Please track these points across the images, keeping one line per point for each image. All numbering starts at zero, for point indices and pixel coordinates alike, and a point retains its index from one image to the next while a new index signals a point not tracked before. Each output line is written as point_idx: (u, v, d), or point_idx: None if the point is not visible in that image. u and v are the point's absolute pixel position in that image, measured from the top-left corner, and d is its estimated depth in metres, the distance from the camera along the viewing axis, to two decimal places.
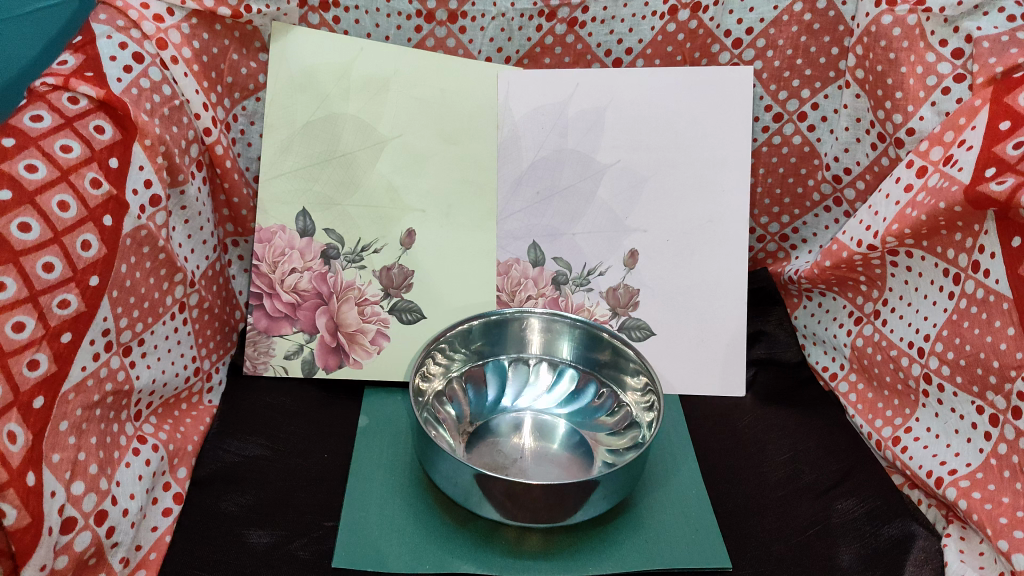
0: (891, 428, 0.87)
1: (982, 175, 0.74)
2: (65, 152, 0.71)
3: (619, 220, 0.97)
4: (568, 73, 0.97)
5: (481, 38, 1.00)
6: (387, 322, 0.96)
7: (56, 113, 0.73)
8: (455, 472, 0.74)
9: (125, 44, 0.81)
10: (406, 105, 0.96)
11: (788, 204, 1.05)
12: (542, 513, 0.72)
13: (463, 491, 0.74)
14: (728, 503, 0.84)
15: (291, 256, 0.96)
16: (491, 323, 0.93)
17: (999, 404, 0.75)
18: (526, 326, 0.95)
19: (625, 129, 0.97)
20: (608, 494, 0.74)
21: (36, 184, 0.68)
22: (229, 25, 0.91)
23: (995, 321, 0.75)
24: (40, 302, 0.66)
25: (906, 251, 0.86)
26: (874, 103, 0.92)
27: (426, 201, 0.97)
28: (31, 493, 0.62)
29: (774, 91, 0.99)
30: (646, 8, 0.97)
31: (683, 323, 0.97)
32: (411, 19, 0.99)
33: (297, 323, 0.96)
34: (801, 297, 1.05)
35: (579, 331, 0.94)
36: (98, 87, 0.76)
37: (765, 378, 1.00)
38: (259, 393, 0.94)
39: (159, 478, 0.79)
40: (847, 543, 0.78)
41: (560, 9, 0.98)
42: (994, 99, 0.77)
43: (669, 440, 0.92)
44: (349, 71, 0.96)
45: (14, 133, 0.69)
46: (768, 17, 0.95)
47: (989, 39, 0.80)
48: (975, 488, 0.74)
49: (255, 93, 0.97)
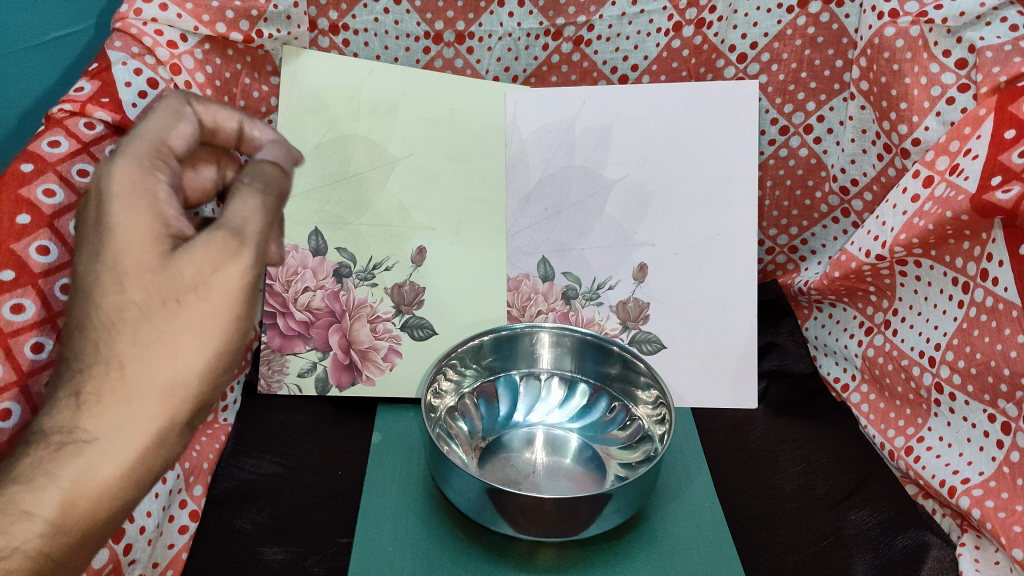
0: (903, 438, 0.87)
1: (988, 184, 0.74)
2: (82, 176, 0.73)
3: (628, 234, 0.98)
4: (574, 90, 0.99)
5: (488, 58, 1.02)
6: (399, 338, 0.97)
7: (72, 139, 0.74)
8: (467, 488, 0.74)
9: (140, 70, 0.83)
10: (415, 124, 0.98)
11: (796, 215, 1.06)
12: (556, 528, 0.72)
13: (476, 507, 0.75)
14: (741, 514, 0.84)
15: (304, 275, 0.97)
16: (501, 340, 0.94)
17: (1011, 412, 0.74)
18: (536, 341, 0.95)
19: (633, 145, 0.98)
20: (620, 507, 0.74)
21: (54, 209, 0.70)
22: (241, 50, 0.93)
23: (1005, 328, 0.75)
24: (59, 322, 0.67)
25: (915, 260, 0.86)
26: (880, 115, 0.93)
27: (436, 219, 0.98)
28: None
29: (780, 104, 1.00)
30: (650, 25, 0.98)
31: (694, 336, 0.97)
32: (419, 41, 1.00)
33: (310, 341, 0.97)
34: (812, 308, 1.05)
35: (589, 345, 0.94)
36: (114, 112, 0.78)
37: (777, 389, 1.00)
38: (273, 411, 0.95)
39: (176, 496, 0.80)
40: (861, 554, 0.77)
41: (566, 28, 0.99)
42: (998, 108, 0.77)
43: (681, 452, 0.92)
44: (359, 92, 0.98)
45: (31, 158, 0.71)
46: (772, 32, 0.96)
47: (993, 48, 0.80)
48: (988, 496, 0.74)
49: (267, 116, 0.99)
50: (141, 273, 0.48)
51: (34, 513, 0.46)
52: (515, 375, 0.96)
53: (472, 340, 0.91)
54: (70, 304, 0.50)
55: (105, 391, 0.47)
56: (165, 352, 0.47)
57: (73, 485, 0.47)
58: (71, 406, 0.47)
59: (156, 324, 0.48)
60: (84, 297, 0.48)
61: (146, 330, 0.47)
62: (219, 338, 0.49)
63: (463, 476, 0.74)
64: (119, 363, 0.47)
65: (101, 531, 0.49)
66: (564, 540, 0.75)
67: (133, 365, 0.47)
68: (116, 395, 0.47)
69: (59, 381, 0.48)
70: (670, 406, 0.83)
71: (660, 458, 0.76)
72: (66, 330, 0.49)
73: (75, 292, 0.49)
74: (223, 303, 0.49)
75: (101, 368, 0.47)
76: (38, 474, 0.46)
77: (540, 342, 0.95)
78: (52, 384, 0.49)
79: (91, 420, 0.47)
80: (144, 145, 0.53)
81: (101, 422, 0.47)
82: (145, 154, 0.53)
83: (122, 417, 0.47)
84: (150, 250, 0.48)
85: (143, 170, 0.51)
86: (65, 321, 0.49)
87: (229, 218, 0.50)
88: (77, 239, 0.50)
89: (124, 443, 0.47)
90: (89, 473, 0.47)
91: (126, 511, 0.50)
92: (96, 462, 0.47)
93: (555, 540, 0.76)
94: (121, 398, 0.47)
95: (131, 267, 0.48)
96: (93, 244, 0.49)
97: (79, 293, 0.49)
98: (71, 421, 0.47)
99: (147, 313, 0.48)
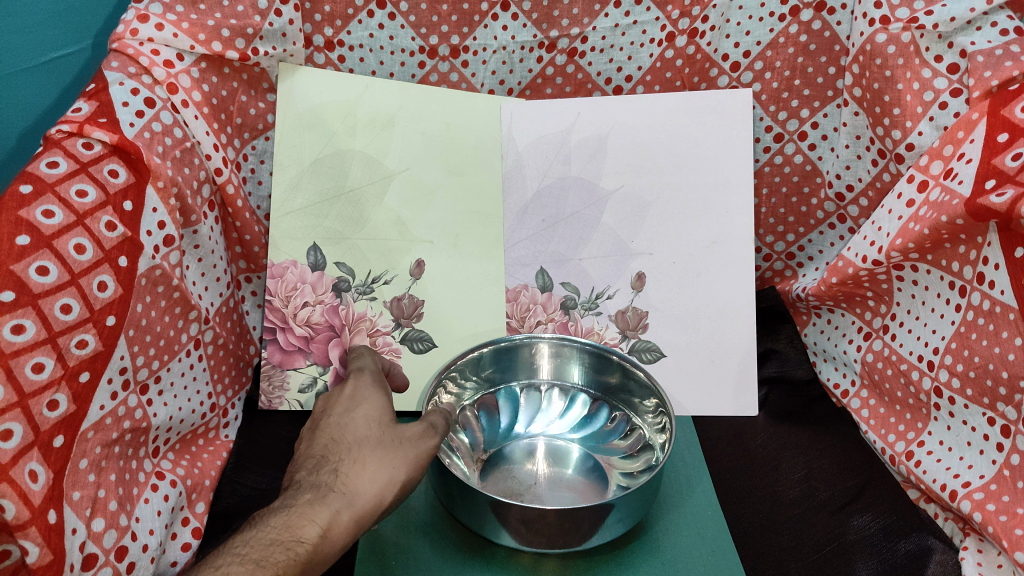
0: (904, 442, 0.87)
1: (983, 188, 0.74)
2: (80, 197, 0.73)
3: (624, 244, 0.98)
4: (569, 102, 0.99)
5: (483, 71, 1.02)
6: (399, 352, 0.98)
7: (72, 159, 0.75)
8: (467, 501, 0.74)
9: (137, 90, 0.83)
10: (412, 139, 0.98)
11: (793, 222, 1.06)
12: (557, 538, 0.72)
13: (477, 518, 0.75)
14: (744, 522, 0.83)
15: (303, 290, 0.97)
16: (500, 352, 0.94)
17: (1010, 415, 0.75)
18: (535, 354, 0.95)
19: (627, 154, 0.98)
20: (621, 517, 0.74)
21: (53, 229, 0.70)
22: (237, 68, 0.93)
23: (1003, 331, 0.75)
24: (59, 342, 0.67)
25: (911, 265, 0.86)
26: (873, 120, 0.93)
27: (434, 232, 0.98)
28: (54, 531, 0.63)
29: (774, 112, 1.01)
30: (644, 36, 0.99)
31: (693, 344, 0.97)
32: (414, 56, 1.01)
33: (310, 356, 0.98)
34: (810, 314, 1.05)
35: (587, 356, 0.94)
36: (111, 132, 0.78)
37: (777, 396, 1.00)
38: (274, 427, 0.95)
39: (178, 514, 0.80)
40: (865, 559, 0.77)
41: (560, 41, 1.00)
42: (991, 112, 0.77)
43: (682, 461, 0.92)
44: (355, 109, 0.98)
45: (30, 180, 0.71)
46: (764, 40, 0.97)
47: (983, 53, 0.81)
48: (989, 500, 0.74)
49: (264, 133, 0.99)
50: (377, 422, 0.69)
51: (283, 541, 0.58)
52: (514, 387, 0.96)
53: (472, 352, 0.92)
54: (311, 440, 0.69)
55: (346, 477, 0.64)
56: (388, 463, 0.65)
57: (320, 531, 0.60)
58: (323, 481, 0.63)
59: (391, 446, 0.67)
60: (335, 430, 0.68)
61: (390, 444, 0.67)
62: (418, 471, 0.67)
63: (462, 490, 0.74)
64: (357, 464, 0.65)
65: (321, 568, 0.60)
66: (566, 551, 0.75)
67: (375, 463, 0.65)
68: (363, 474, 0.64)
69: (303, 472, 0.65)
70: (670, 414, 0.83)
71: (660, 466, 0.76)
72: (311, 450, 0.67)
73: (322, 430, 0.69)
74: (425, 449, 0.67)
75: (354, 461, 0.65)
76: (291, 517, 0.60)
77: (539, 353, 0.95)
78: (298, 475, 0.65)
79: (344, 485, 0.63)
80: (371, 378, 0.76)
81: (343, 493, 0.63)
82: (374, 380, 0.76)
83: (353, 497, 0.63)
84: (385, 411, 0.71)
85: (377, 383, 0.75)
86: (309, 445, 0.68)
87: (428, 417, 0.71)
88: (326, 406, 0.72)
89: (355, 511, 0.62)
90: (325, 527, 0.60)
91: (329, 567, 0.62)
92: (332, 520, 0.61)
93: (557, 551, 0.76)
94: (359, 482, 0.64)
95: (371, 417, 0.69)
96: (345, 408, 0.71)
97: (329, 428, 0.69)
98: (327, 486, 0.63)
99: (383, 440, 0.67)
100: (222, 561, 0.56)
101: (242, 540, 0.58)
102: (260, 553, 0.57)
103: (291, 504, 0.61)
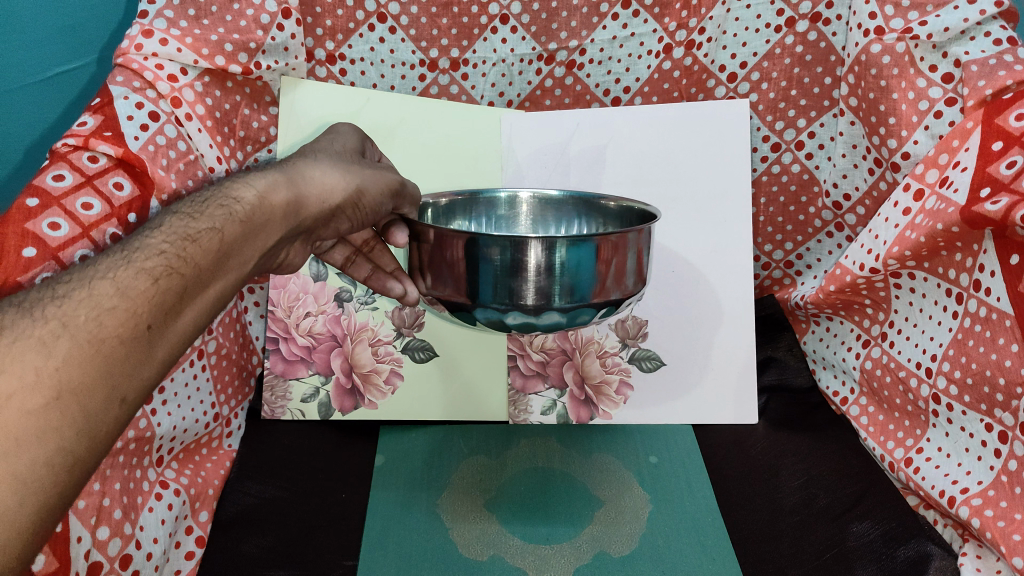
0: (902, 449, 0.87)
1: (977, 196, 0.75)
2: (86, 210, 0.75)
3: None
4: (568, 113, 1.00)
5: (483, 84, 1.03)
6: (400, 361, 0.99)
7: (77, 172, 0.76)
8: (440, 263, 0.69)
9: (141, 103, 0.84)
10: (412, 150, 0.99)
11: (790, 231, 1.07)
12: (527, 275, 0.65)
13: (448, 277, 0.69)
14: (745, 529, 0.83)
15: (306, 300, 0.99)
16: (477, 221, 0.90)
17: (1007, 421, 0.75)
18: (520, 211, 0.90)
19: (626, 165, 0.99)
20: (589, 272, 0.66)
21: (59, 242, 0.72)
22: (240, 82, 0.95)
23: (999, 338, 0.76)
24: None
25: (909, 272, 0.87)
26: (869, 130, 0.94)
27: None
28: (59, 539, 0.67)
29: (771, 122, 1.02)
30: (642, 47, 1.00)
31: (692, 352, 0.98)
32: (415, 69, 1.02)
33: (313, 366, 0.99)
34: (809, 322, 1.05)
35: (571, 208, 0.88)
36: (117, 146, 0.79)
37: (777, 404, 1.01)
38: (277, 436, 0.96)
39: (182, 522, 0.80)
40: (864, 565, 0.77)
41: (559, 53, 1.01)
42: (985, 121, 0.78)
43: (685, 468, 0.93)
44: (356, 121, 0.98)
45: (37, 193, 0.73)
46: (761, 51, 0.98)
47: (977, 63, 0.82)
48: (987, 505, 0.74)
49: (267, 145, 1.00)
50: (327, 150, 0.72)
51: (214, 202, 0.60)
52: None
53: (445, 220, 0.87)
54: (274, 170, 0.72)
55: (287, 170, 0.66)
56: (330, 167, 0.68)
57: (251, 202, 0.61)
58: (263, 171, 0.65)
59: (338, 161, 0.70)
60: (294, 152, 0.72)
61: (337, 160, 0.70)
62: (360, 184, 0.68)
63: (434, 247, 0.68)
64: (300, 165, 0.67)
65: (250, 241, 0.61)
66: (545, 318, 0.68)
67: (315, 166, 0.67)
68: (303, 171, 0.66)
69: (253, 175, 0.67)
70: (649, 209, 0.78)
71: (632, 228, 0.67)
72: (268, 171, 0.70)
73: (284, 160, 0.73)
74: (369, 174, 0.70)
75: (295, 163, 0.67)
76: (218, 199, 0.60)
77: (516, 214, 0.90)
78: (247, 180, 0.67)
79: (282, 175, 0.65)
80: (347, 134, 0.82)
81: (278, 177, 0.64)
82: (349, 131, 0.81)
83: (289, 181, 0.64)
84: (325, 151, 0.72)
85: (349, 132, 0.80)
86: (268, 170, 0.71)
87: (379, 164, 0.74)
88: None
89: (292, 191, 0.64)
90: (257, 197, 0.61)
91: (261, 248, 0.62)
92: (264, 194, 0.62)
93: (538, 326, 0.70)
94: (292, 179, 0.65)
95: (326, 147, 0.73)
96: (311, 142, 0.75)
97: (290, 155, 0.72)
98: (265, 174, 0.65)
99: (330, 160, 0.69)
100: (161, 219, 0.58)
101: (180, 207, 0.60)
102: (194, 210, 0.59)
103: (227, 184, 0.63)
